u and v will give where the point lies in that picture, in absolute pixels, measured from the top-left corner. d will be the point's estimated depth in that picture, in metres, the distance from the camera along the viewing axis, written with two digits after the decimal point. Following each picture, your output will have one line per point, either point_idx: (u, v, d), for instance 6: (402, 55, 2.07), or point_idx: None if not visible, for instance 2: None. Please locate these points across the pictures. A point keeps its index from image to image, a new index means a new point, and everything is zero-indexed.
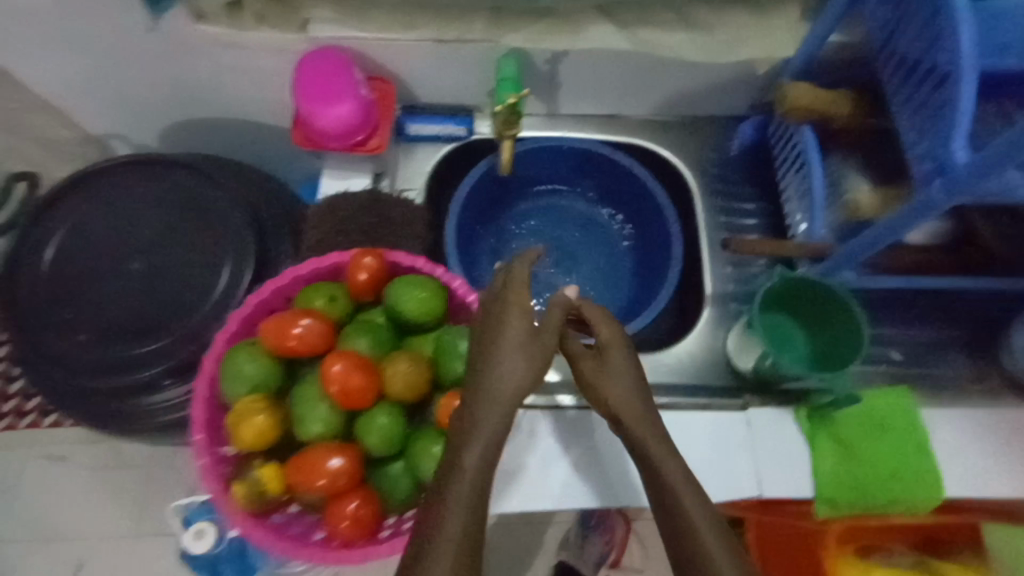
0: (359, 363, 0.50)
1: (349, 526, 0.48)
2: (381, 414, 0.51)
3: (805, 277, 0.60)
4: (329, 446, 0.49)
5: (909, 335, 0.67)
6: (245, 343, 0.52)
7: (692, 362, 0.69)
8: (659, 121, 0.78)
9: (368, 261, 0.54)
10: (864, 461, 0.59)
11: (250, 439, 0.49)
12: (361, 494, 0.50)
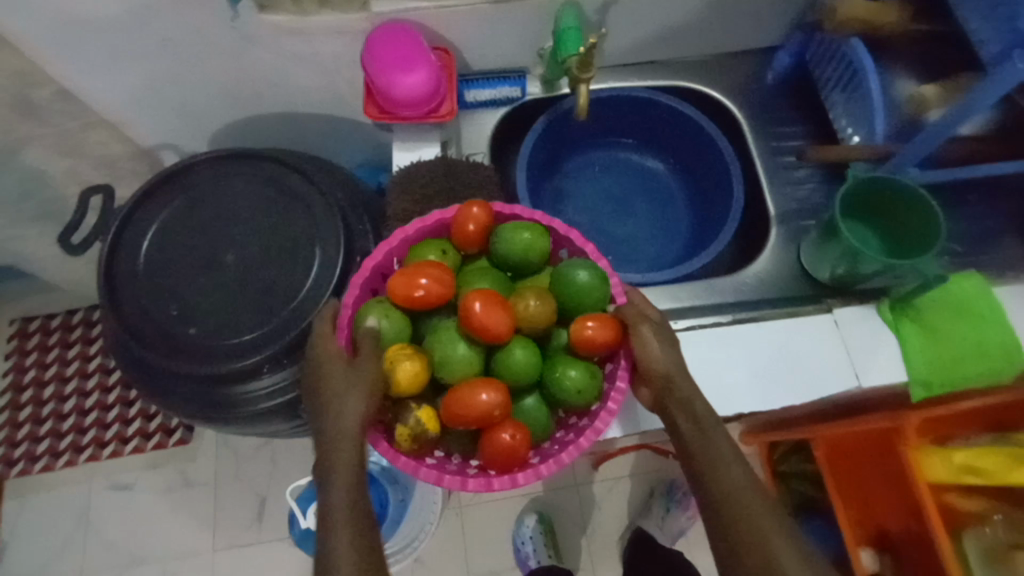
0: (493, 301, 0.56)
1: (506, 452, 0.54)
2: (517, 348, 0.57)
3: (873, 176, 0.64)
4: (477, 381, 0.56)
5: (965, 227, 0.72)
6: (377, 302, 0.59)
7: (768, 280, 0.72)
8: (698, 60, 0.80)
9: (475, 212, 0.61)
10: (951, 340, 0.63)
11: (404, 383, 0.54)
12: (512, 425, 0.56)
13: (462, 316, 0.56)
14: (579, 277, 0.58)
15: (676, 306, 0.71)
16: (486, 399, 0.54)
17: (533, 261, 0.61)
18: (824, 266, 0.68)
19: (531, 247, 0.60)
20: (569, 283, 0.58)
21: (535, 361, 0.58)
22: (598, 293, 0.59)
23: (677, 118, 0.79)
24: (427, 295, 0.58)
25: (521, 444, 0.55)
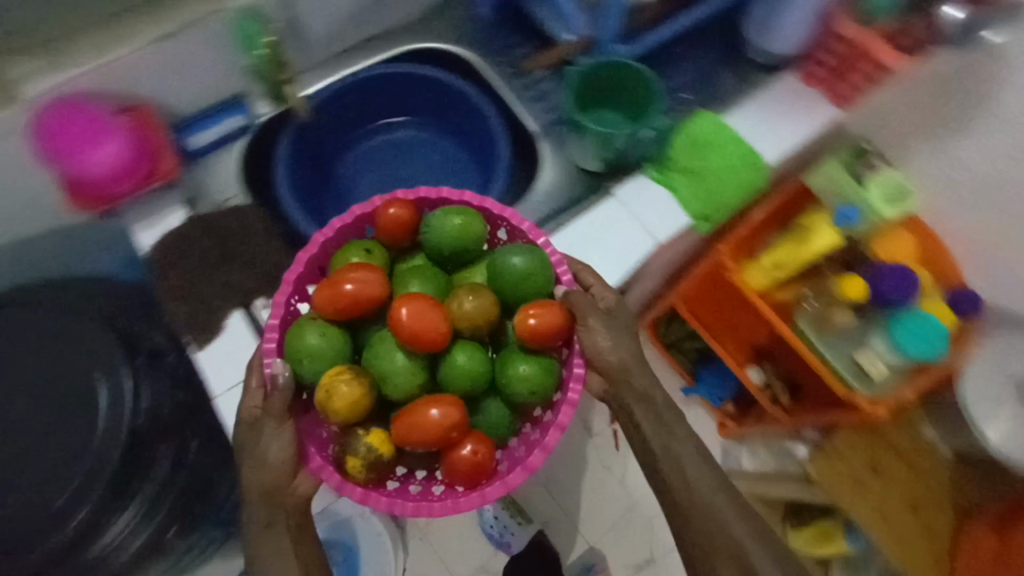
0: (424, 304, 0.58)
1: (469, 466, 0.58)
2: (461, 354, 0.61)
3: (593, 64, 0.71)
4: (427, 398, 0.58)
5: (686, 76, 0.82)
6: (307, 317, 0.60)
7: (557, 190, 0.77)
8: (410, 22, 0.82)
9: (393, 212, 0.63)
10: (707, 173, 0.72)
11: (344, 409, 0.56)
12: (473, 437, 0.60)
13: (394, 325, 0.58)
14: (514, 265, 0.61)
15: None
16: (436, 415, 0.57)
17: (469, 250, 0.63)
18: (592, 157, 0.74)
19: (457, 238, 0.62)
20: (507, 272, 0.61)
21: (483, 363, 0.61)
22: (541, 276, 0.62)
23: (403, 81, 0.80)
24: (357, 306, 0.59)
25: (485, 458, 0.59)
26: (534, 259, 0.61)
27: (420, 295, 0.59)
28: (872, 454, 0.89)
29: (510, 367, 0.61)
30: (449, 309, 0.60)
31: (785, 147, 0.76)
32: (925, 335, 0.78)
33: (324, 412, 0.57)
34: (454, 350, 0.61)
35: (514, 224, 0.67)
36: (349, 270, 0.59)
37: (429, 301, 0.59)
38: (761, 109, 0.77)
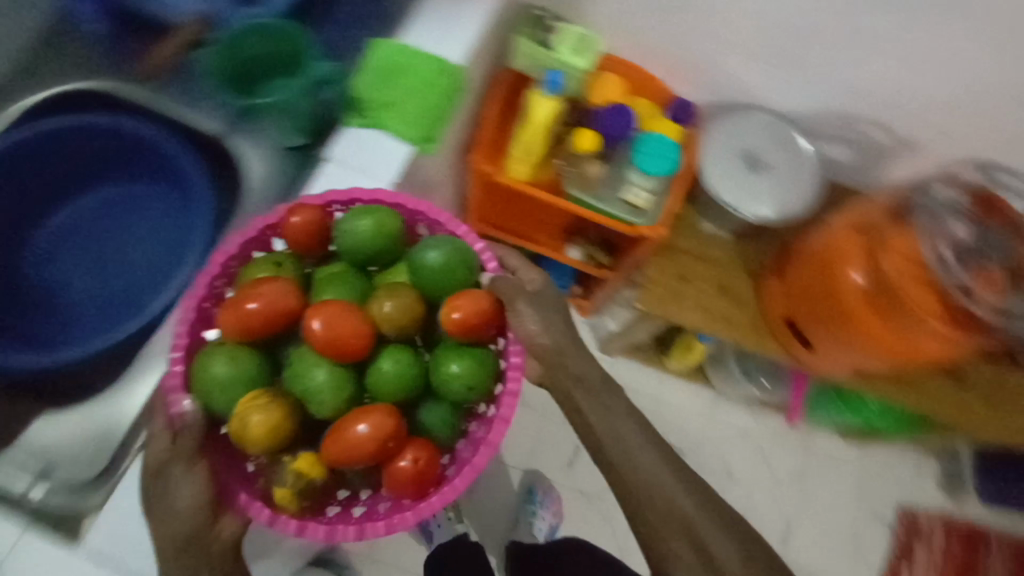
0: (336, 313, 0.59)
1: (405, 477, 0.60)
2: (388, 361, 0.62)
3: (221, 43, 0.67)
4: (357, 411, 0.60)
5: (345, 10, 0.77)
6: (214, 346, 0.60)
7: (271, 179, 0.73)
8: (25, 78, 0.77)
9: (296, 222, 0.62)
10: (403, 96, 0.69)
11: (259, 436, 0.57)
12: (411, 447, 0.61)
13: (312, 341, 0.59)
14: (429, 260, 0.63)
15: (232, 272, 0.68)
16: (366, 430, 0.58)
17: (383, 251, 0.65)
18: (283, 133, 0.69)
19: (366, 240, 0.64)
20: (426, 268, 0.63)
21: (415, 365, 0.63)
22: (462, 267, 0.64)
23: (46, 145, 0.73)
24: (266, 322, 0.60)
25: (424, 466, 0.60)
26: (451, 253, 0.63)
27: (335, 305, 0.60)
28: (670, 269, 1.01)
29: (442, 363, 0.62)
30: (366, 317, 0.61)
31: (466, 42, 0.74)
32: (661, 152, 0.88)
33: (243, 439, 0.57)
34: (378, 360, 0.62)
35: (432, 217, 0.69)
36: (252, 289, 0.59)
37: (348, 309, 0.60)
38: (426, 17, 0.74)
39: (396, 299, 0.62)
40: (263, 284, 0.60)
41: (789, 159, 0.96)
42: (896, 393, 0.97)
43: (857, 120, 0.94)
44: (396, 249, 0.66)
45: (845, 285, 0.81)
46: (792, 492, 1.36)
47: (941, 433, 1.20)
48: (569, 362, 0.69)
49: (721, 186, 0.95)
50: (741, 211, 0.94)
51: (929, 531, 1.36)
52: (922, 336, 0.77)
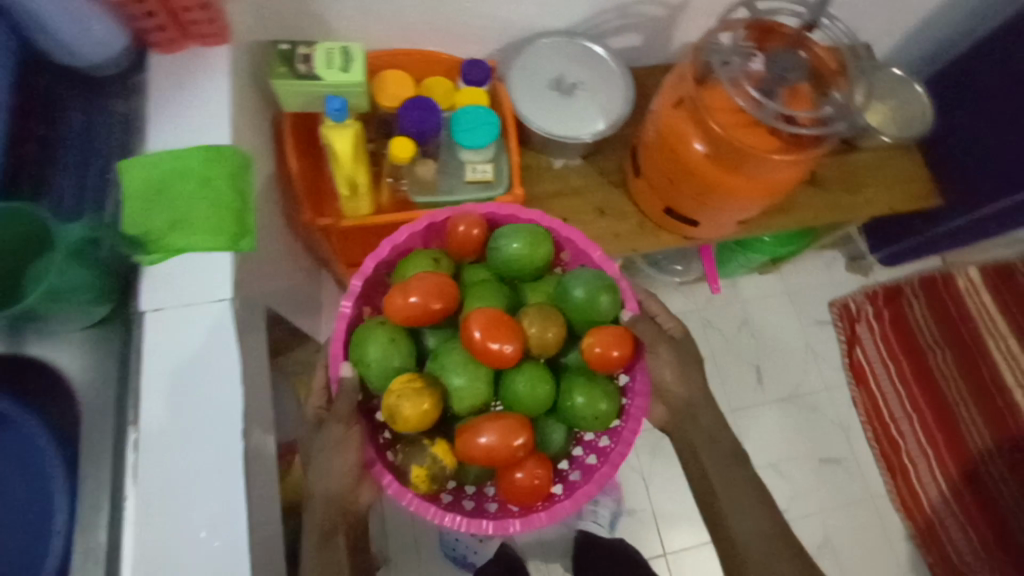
0: (491, 320, 0.76)
1: (518, 488, 0.77)
2: (520, 377, 0.79)
3: None
4: (489, 420, 0.76)
5: (76, 153, 0.68)
6: (376, 327, 0.77)
7: (95, 366, 0.61)
8: None
9: (465, 229, 0.81)
10: (192, 206, 0.62)
11: (412, 421, 0.73)
12: (531, 463, 0.78)
13: (468, 341, 0.76)
14: (577, 295, 0.81)
15: (108, 484, 0.58)
16: (489, 441, 0.74)
17: (531, 267, 0.82)
18: (76, 311, 0.59)
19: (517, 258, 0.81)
20: (572, 300, 0.81)
21: (547, 384, 0.80)
22: (595, 311, 0.80)
23: None
24: (425, 309, 0.76)
25: (537, 485, 0.78)
26: (593, 286, 0.80)
27: (484, 319, 0.76)
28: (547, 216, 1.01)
29: (576, 386, 0.81)
30: (522, 332, 0.78)
31: (224, 119, 0.67)
32: (480, 121, 0.85)
33: (392, 414, 0.73)
34: (510, 377, 0.79)
35: (567, 246, 0.88)
36: (411, 287, 0.76)
37: (507, 322, 0.77)
38: (171, 119, 0.67)
39: (538, 320, 0.80)
40: (424, 281, 0.77)
41: (591, 69, 0.96)
42: (775, 225, 1.04)
43: (632, 6, 0.97)
44: (538, 265, 0.83)
45: (687, 155, 0.85)
46: (745, 340, 1.47)
47: (829, 232, 1.29)
48: (698, 419, 0.85)
49: (549, 125, 0.94)
50: (578, 138, 0.94)
51: (860, 311, 1.52)
52: (767, 170, 0.82)
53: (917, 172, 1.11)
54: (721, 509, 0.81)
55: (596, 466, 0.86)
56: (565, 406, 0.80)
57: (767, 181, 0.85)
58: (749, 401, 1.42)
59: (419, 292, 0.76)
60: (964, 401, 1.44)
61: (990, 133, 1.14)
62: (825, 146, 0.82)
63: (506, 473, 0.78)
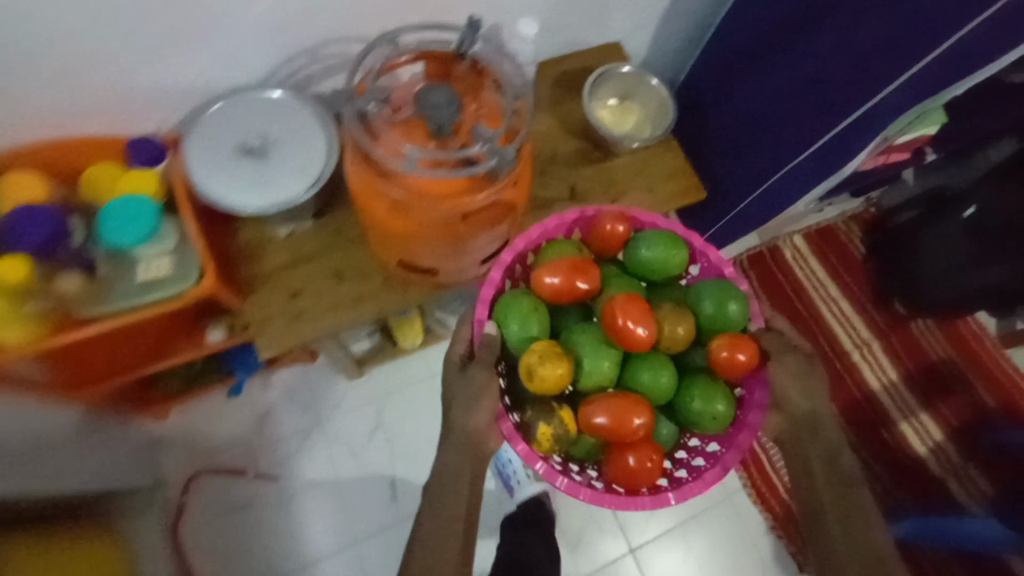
0: (636, 305, 0.89)
1: (625, 469, 0.87)
2: (662, 374, 0.91)
3: None
4: (615, 402, 0.87)
5: None
6: (527, 296, 0.92)
7: None
8: None
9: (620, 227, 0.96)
10: None
11: (550, 380, 0.86)
12: (636, 449, 0.89)
13: (615, 325, 0.89)
14: (721, 307, 0.92)
15: None
16: (605, 421, 0.87)
17: (665, 271, 0.95)
18: None
19: (653, 261, 0.94)
20: (702, 311, 0.92)
21: (669, 375, 0.92)
22: (728, 313, 0.92)
23: None
24: (565, 289, 0.90)
25: (650, 467, 0.89)
26: (721, 298, 0.92)
27: (617, 304, 0.90)
28: (276, 293, 0.90)
29: (704, 386, 0.91)
30: (653, 318, 0.90)
31: None
32: (131, 216, 0.75)
33: (529, 373, 0.86)
34: (638, 368, 0.91)
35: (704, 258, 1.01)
36: (571, 270, 0.91)
37: (639, 306, 0.89)
38: None
39: (673, 317, 0.91)
40: (564, 263, 0.92)
41: (285, 124, 0.86)
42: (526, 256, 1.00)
43: (323, 48, 0.87)
44: (671, 272, 0.96)
45: (370, 208, 0.78)
46: None
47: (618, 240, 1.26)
48: (817, 431, 0.91)
49: (240, 197, 0.83)
50: (280, 204, 0.84)
51: None
52: (448, 216, 0.78)
53: (671, 165, 1.08)
54: (830, 531, 0.87)
55: (702, 468, 0.95)
56: (681, 400, 0.93)
57: (459, 220, 0.79)
58: None
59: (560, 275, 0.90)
60: None
61: (740, 116, 1.10)
62: (499, 184, 0.77)
63: (619, 453, 0.89)
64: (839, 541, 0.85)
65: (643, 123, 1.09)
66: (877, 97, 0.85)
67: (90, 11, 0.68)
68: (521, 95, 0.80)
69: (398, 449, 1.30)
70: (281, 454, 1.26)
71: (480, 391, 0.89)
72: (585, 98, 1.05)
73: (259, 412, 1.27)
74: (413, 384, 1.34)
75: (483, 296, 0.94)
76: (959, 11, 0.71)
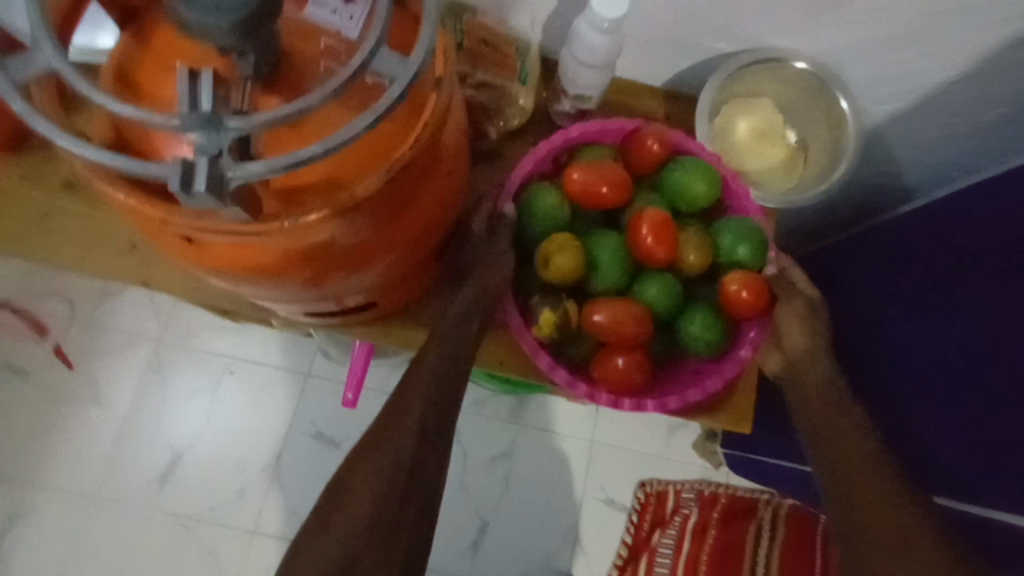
0: (660, 222, 0.55)
1: (617, 373, 0.55)
2: (655, 286, 0.56)
3: None
4: (615, 301, 0.55)
5: None
6: (545, 184, 0.58)
7: None
8: None
9: (654, 144, 0.58)
10: None
11: (560, 270, 0.55)
12: (629, 352, 0.55)
13: (635, 230, 0.56)
14: (731, 244, 0.56)
15: None
16: (603, 323, 0.54)
17: (689, 209, 0.58)
18: None
19: (689, 191, 0.56)
20: (723, 230, 0.57)
21: (675, 295, 0.57)
22: (755, 244, 0.56)
23: None
24: (592, 193, 0.56)
25: (636, 370, 0.55)
26: (741, 229, 0.56)
27: (663, 214, 0.55)
28: (43, 178, 0.59)
29: (708, 309, 0.56)
30: (676, 232, 0.56)
31: None
32: None
33: (543, 264, 0.55)
34: (652, 274, 0.57)
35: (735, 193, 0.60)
36: (598, 167, 0.56)
37: (672, 235, 0.56)
38: None
39: (704, 237, 0.57)
40: (602, 166, 0.57)
41: None
42: (399, 339, 0.62)
43: None
44: (697, 206, 0.58)
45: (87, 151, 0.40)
46: (491, 480, 1.03)
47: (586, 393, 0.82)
48: (806, 375, 0.59)
49: None
50: None
51: (671, 513, 1.03)
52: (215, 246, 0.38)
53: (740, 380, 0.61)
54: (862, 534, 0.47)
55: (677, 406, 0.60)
56: (676, 321, 0.57)
57: (191, 246, 0.39)
58: (449, 565, 1.00)
59: (588, 173, 0.56)
60: None
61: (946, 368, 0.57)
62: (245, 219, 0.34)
63: (597, 357, 0.56)
64: (879, 552, 0.46)
65: (782, 171, 0.65)
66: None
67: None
68: (386, 73, 0.33)
69: (213, 428, 0.99)
70: (97, 345, 1.00)
71: (495, 261, 0.56)
72: (718, 76, 0.62)
73: (108, 288, 1.01)
74: (278, 370, 1.01)
75: (513, 168, 0.59)
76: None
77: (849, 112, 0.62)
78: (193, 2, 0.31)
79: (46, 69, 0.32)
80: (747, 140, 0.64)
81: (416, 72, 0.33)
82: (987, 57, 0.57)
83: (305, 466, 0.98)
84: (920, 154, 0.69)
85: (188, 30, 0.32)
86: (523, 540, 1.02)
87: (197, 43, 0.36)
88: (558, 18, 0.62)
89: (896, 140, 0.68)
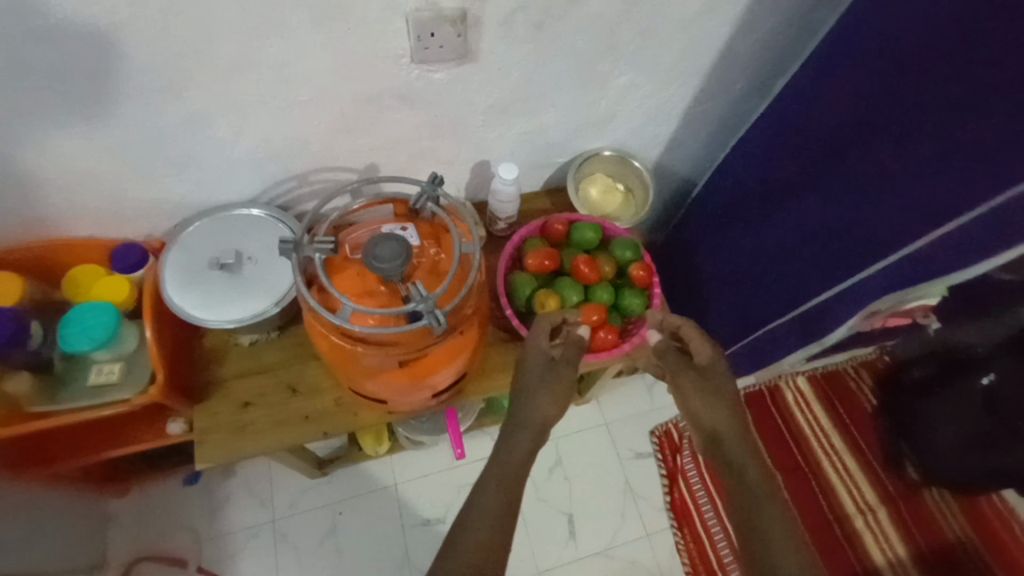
0: (586, 260, 0.98)
1: (606, 341, 0.95)
2: (600, 291, 0.98)
3: None
4: (586, 307, 0.95)
5: None
6: (517, 274, 0.99)
7: None
8: None
9: (559, 226, 1.03)
10: None
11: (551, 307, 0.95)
12: (606, 328, 0.96)
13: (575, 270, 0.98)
14: (623, 254, 1.01)
15: None
16: (585, 320, 0.95)
17: (593, 248, 1.03)
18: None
19: (590, 239, 1.01)
20: (615, 248, 1.02)
21: (612, 291, 0.99)
22: (634, 246, 1.02)
23: None
24: (544, 266, 0.98)
25: (614, 335, 0.96)
26: (622, 244, 1.02)
27: (584, 255, 0.99)
28: (228, 403, 0.90)
29: (629, 289, 1.00)
30: (595, 260, 1.00)
31: None
32: (92, 322, 0.79)
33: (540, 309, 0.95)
34: (596, 286, 0.99)
35: (610, 229, 1.07)
36: (539, 252, 0.98)
37: (594, 263, 0.99)
38: None
39: (608, 257, 1.02)
40: (541, 249, 0.99)
41: (268, 243, 0.90)
42: (481, 390, 0.96)
43: (314, 175, 0.92)
44: (596, 245, 1.03)
45: (317, 344, 0.77)
46: (557, 485, 1.37)
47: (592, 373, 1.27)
48: (726, 442, 0.81)
49: (224, 309, 0.86)
50: (253, 315, 0.86)
51: (681, 438, 1.43)
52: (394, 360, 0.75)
53: None
54: None
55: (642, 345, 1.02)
56: (618, 302, 1.00)
57: (399, 366, 0.78)
58: (562, 557, 1.30)
59: (536, 256, 0.98)
60: (840, 517, 1.40)
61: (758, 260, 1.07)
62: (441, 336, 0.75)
63: (590, 340, 0.96)
64: None
65: (623, 209, 1.14)
66: (889, 255, 0.82)
67: (97, 123, 0.74)
68: (469, 251, 0.78)
69: (348, 560, 1.24)
70: (226, 549, 1.22)
71: (529, 381, 0.84)
72: (569, 176, 1.11)
73: (215, 501, 1.25)
74: (372, 491, 1.29)
75: (495, 274, 0.99)
76: (974, 198, 0.69)
77: (641, 166, 1.12)
78: (388, 265, 0.69)
79: (347, 312, 0.70)
80: (602, 198, 1.12)
81: (479, 245, 0.78)
82: (684, 117, 1.09)
83: (428, 544, 1.26)
84: (690, 156, 1.20)
85: (391, 272, 0.70)
86: (599, 510, 1.36)
87: (374, 276, 0.73)
88: (473, 183, 1.08)
89: (671, 163, 1.21)
